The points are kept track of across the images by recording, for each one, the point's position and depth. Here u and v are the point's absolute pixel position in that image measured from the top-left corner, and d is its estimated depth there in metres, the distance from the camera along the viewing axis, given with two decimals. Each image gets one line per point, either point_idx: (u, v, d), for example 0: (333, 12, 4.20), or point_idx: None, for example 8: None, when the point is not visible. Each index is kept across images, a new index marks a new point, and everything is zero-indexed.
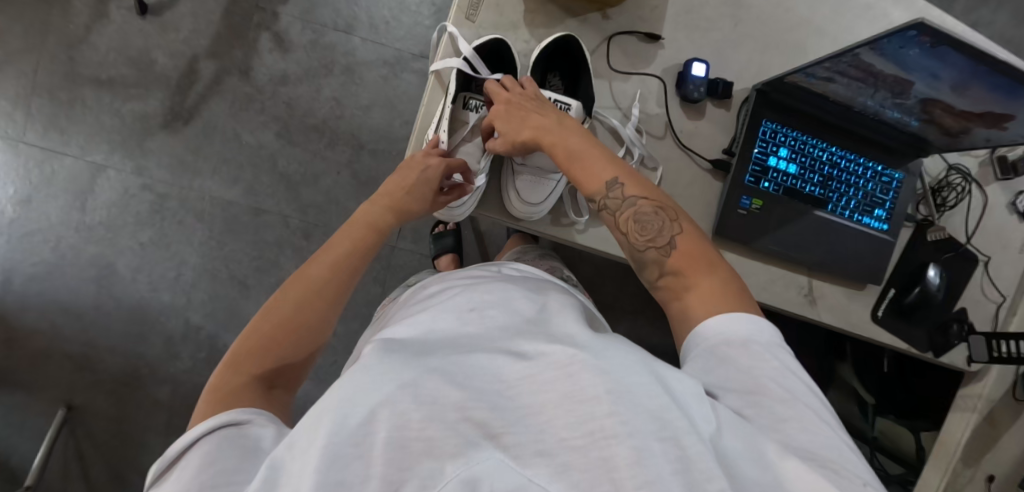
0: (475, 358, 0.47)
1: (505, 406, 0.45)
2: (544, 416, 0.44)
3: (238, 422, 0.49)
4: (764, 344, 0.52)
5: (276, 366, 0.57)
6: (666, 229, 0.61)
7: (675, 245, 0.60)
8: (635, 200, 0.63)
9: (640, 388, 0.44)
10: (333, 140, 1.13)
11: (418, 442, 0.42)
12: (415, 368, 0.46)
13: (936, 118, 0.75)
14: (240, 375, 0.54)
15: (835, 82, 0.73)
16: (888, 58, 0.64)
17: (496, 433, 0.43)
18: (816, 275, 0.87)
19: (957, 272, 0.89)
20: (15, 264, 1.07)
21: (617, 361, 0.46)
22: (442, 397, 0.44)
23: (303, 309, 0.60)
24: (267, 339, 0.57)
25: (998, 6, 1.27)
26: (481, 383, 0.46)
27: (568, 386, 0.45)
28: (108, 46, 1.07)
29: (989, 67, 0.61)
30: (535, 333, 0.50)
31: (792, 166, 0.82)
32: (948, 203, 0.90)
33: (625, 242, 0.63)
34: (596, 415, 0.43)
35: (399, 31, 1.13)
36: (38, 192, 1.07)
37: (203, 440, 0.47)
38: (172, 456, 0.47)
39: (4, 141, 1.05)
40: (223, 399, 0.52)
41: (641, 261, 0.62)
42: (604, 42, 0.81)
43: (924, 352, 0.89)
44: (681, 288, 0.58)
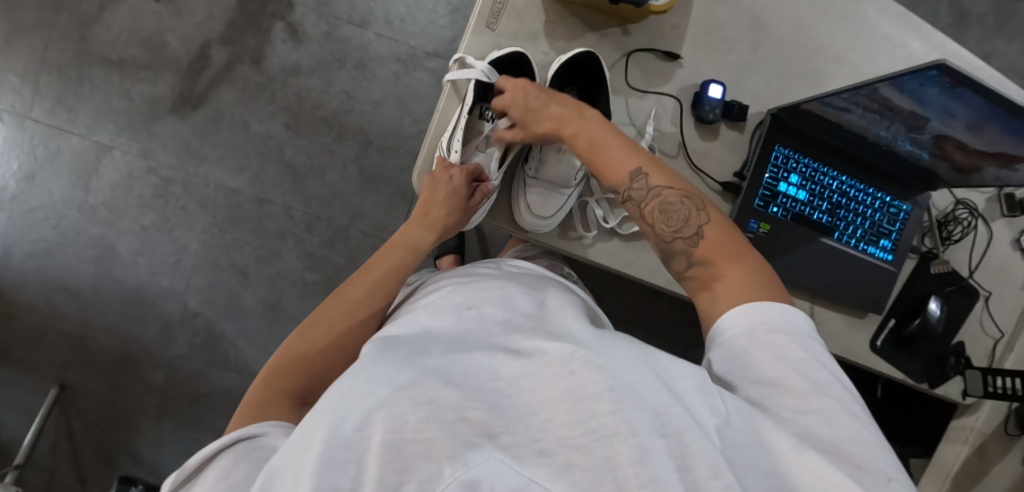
0: (472, 357, 0.47)
1: (503, 405, 0.45)
2: (544, 414, 0.44)
3: (252, 436, 0.50)
4: (791, 333, 0.51)
5: (307, 384, 0.60)
6: (693, 217, 0.61)
7: (703, 234, 0.60)
8: (660, 190, 0.63)
9: (642, 387, 0.45)
10: (342, 134, 1.13)
11: (416, 443, 0.42)
12: (412, 369, 0.45)
13: (947, 154, 0.75)
14: (272, 391, 0.58)
15: (850, 112, 0.73)
16: (905, 94, 0.65)
17: (495, 432, 0.43)
18: (818, 301, 0.87)
19: (958, 306, 0.90)
20: (15, 240, 1.07)
21: (618, 357, 0.47)
22: (441, 398, 0.44)
23: (337, 328, 0.63)
24: (305, 357, 0.61)
25: (1012, 38, 1.27)
26: (478, 382, 0.46)
27: (568, 384, 0.45)
28: (120, 26, 1.07)
29: (1006, 110, 0.62)
30: (535, 329, 0.51)
31: (802, 192, 0.83)
32: (953, 237, 0.90)
33: (653, 234, 0.63)
34: (597, 413, 0.43)
35: (414, 28, 1.12)
36: (42, 169, 1.06)
37: (221, 455, 0.48)
38: (190, 469, 0.48)
39: (11, 116, 1.04)
40: (255, 412, 0.55)
41: (668, 253, 0.62)
42: (622, 58, 0.81)
43: (920, 383, 0.90)
44: (709, 278, 0.58)
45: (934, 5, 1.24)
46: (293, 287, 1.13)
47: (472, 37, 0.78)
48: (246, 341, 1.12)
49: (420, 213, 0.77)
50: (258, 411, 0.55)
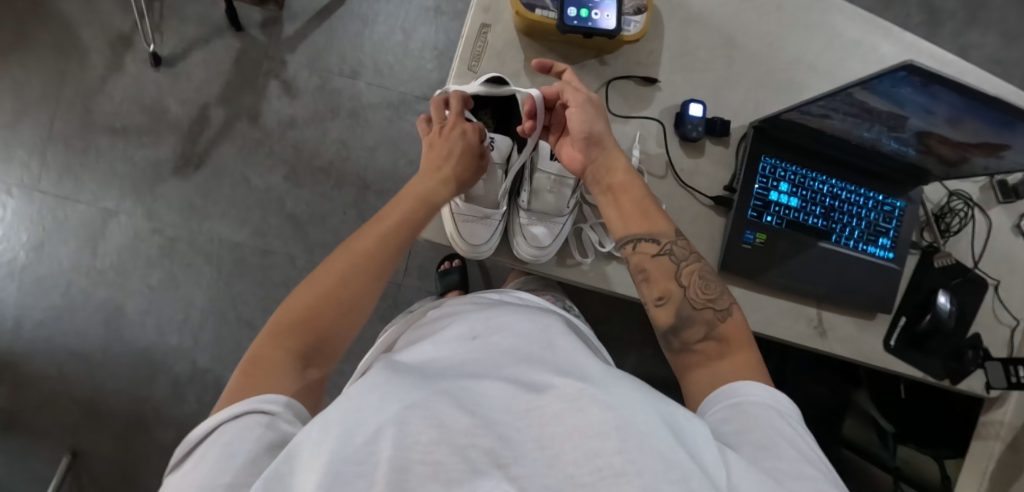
0: (483, 386, 0.47)
1: (512, 435, 0.44)
2: (552, 449, 0.43)
3: (262, 410, 0.49)
4: (784, 413, 0.53)
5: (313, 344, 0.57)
6: (725, 298, 0.64)
7: (730, 315, 0.63)
8: (698, 258, 0.67)
9: (648, 430, 0.44)
10: (340, 181, 1.15)
11: (423, 465, 0.41)
12: (425, 390, 0.46)
13: (933, 148, 0.77)
14: (277, 349, 0.55)
15: (830, 118, 0.75)
16: (881, 96, 0.67)
17: (505, 461, 0.41)
18: (825, 307, 0.87)
19: (967, 298, 0.89)
20: (27, 307, 1.09)
21: (623, 397, 0.46)
22: (450, 420, 0.43)
23: (348, 283, 0.61)
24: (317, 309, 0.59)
25: (986, 29, 1.30)
26: (489, 410, 0.45)
27: (576, 420, 0.44)
28: (122, 95, 1.10)
29: (981, 102, 0.63)
30: (543, 361, 0.50)
31: (794, 199, 0.84)
32: (951, 229, 0.89)
33: (683, 295, 0.64)
34: (604, 451, 0.42)
35: (402, 74, 1.17)
36: (51, 237, 1.09)
37: (226, 426, 0.48)
38: (192, 441, 0.48)
39: (20, 189, 1.08)
40: (261, 373, 0.53)
41: (689, 318, 0.63)
42: (602, 87, 0.84)
43: (941, 381, 0.88)
44: (718, 354, 0.60)
45: (904, 7, 1.28)
46: None
47: (455, 81, 0.82)
48: None
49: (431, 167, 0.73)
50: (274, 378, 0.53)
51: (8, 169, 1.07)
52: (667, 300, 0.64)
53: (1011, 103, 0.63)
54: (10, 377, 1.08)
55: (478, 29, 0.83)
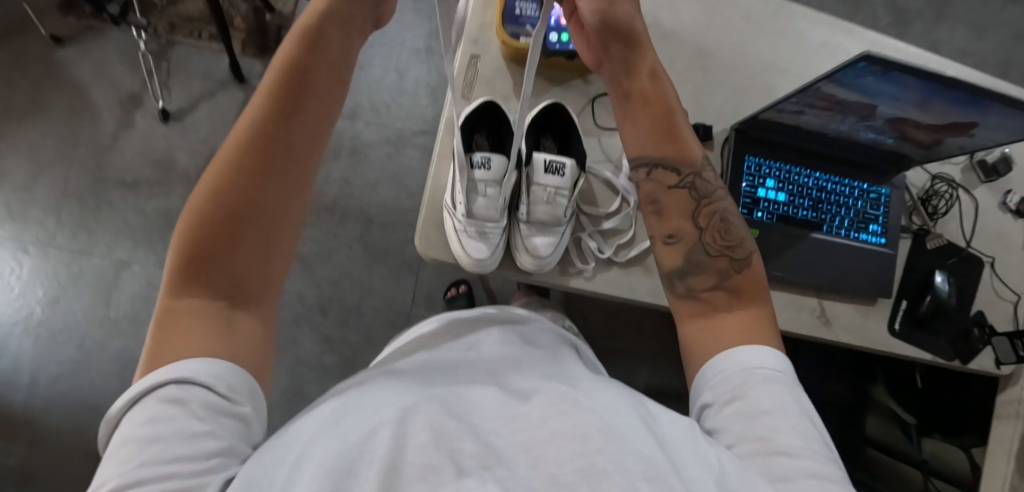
0: (473, 395, 0.47)
1: (497, 441, 0.42)
2: (536, 451, 0.41)
3: (184, 378, 0.43)
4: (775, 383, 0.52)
5: (230, 272, 0.47)
6: (745, 245, 0.61)
7: (746, 265, 0.60)
8: (722, 198, 0.63)
9: (629, 432, 0.43)
10: (345, 217, 1.19)
11: (415, 466, 0.39)
12: (417, 396, 0.45)
13: (907, 133, 0.80)
14: (187, 296, 0.45)
15: (804, 114, 0.79)
16: (848, 87, 0.70)
17: (490, 463, 0.40)
18: (826, 296, 0.88)
19: (965, 277, 0.90)
20: (43, 363, 1.10)
21: (608, 402, 0.46)
22: (438, 422, 0.42)
23: (239, 180, 0.47)
24: (214, 227, 0.46)
25: (953, 25, 1.39)
26: (477, 417, 0.44)
27: (561, 423, 0.43)
28: (133, 151, 1.15)
29: (943, 84, 0.67)
30: (532, 376, 0.51)
31: (781, 194, 0.87)
32: (939, 211, 0.92)
33: (697, 237, 0.62)
34: (586, 450, 0.41)
35: (399, 111, 1.22)
36: (66, 291, 1.11)
37: (146, 398, 0.42)
38: (115, 414, 0.43)
39: (36, 247, 1.11)
40: (173, 330, 0.44)
41: (699, 263, 0.61)
42: (588, 104, 0.90)
43: (951, 361, 0.89)
44: (726, 305, 0.58)
45: (872, 11, 1.37)
46: (313, 373, 1.15)
47: (450, 108, 0.85)
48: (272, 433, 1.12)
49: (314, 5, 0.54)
50: (202, 334, 0.45)
51: (25, 229, 1.11)
52: (680, 236, 0.62)
53: (970, 82, 0.66)
54: (26, 434, 1.08)
55: (468, 60, 0.88)
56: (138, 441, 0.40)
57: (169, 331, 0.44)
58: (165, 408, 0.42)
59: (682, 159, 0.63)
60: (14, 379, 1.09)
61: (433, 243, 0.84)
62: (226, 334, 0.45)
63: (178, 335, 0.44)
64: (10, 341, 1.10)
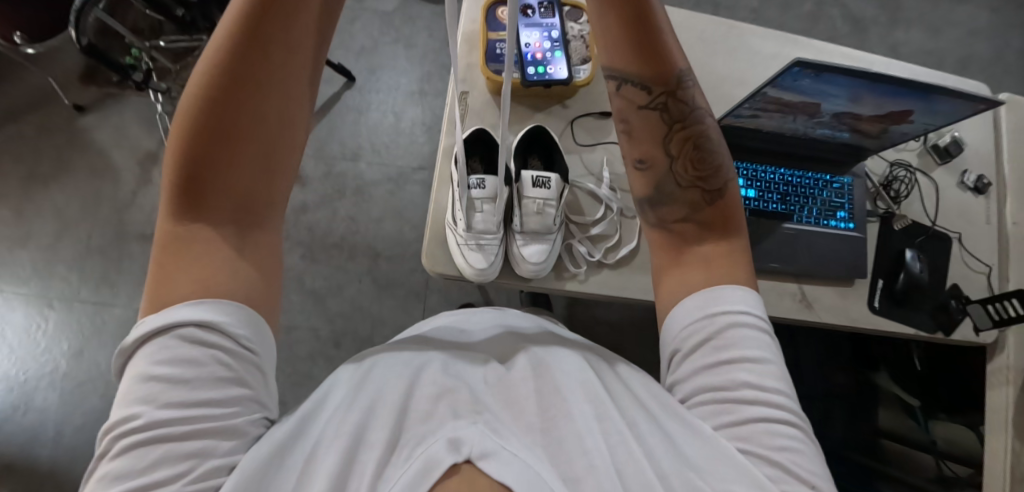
0: (464, 362, 0.58)
1: (483, 395, 0.54)
2: (517, 404, 0.53)
3: (201, 321, 0.47)
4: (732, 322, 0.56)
5: (232, 202, 0.51)
6: (718, 172, 0.64)
7: (719, 196, 0.63)
8: (698, 122, 0.63)
9: (591, 384, 0.55)
10: (353, 253, 1.26)
11: (419, 411, 0.51)
12: (419, 361, 0.57)
13: (856, 126, 0.88)
14: (186, 225, 0.50)
15: (760, 117, 0.88)
16: (790, 90, 0.79)
17: (480, 410, 0.51)
18: (805, 282, 0.95)
19: (934, 253, 0.97)
20: (68, 414, 1.13)
21: (569, 362, 0.57)
22: (437, 381, 0.53)
23: (216, 113, 0.50)
24: (202, 160, 0.50)
25: (908, 28, 1.51)
26: (468, 377, 0.56)
27: (536, 384, 0.55)
28: (152, 205, 1.21)
29: (871, 80, 0.75)
30: (512, 345, 0.62)
31: (751, 191, 0.95)
32: (901, 195, 0.99)
33: (667, 166, 0.64)
34: (556, 403, 0.53)
35: (398, 150, 1.31)
36: (90, 342, 1.16)
37: (162, 338, 0.46)
38: (129, 346, 0.47)
39: (61, 302, 1.16)
40: (174, 256, 0.49)
41: (671, 194, 0.64)
42: (567, 126, 0.99)
43: (934, 333, 0.95)
44: (695, 238, 0.63)
45: (830, 22, 1.49)
46: None
47: (446, 138, 0.94)
48: None
49: None
50: (198, 276, 0.49)
51: (50, 285, 1.17)
52: (650, 163, 0.65)
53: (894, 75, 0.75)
54: (53, 485, 1.10)
55: (459, 96, 0.97)
56: (163, 378, 0.45)
57: (167, 273, 0.49)
58: (190, 347, 0.46)
59: (655, 77, 0.62)
60: (42, 431, 1.12)
61: (439, 260, 0.91)
62: (223, 272, 0.49)
63: (176, 273, 0.48)
64: (36, 395, 1.13)
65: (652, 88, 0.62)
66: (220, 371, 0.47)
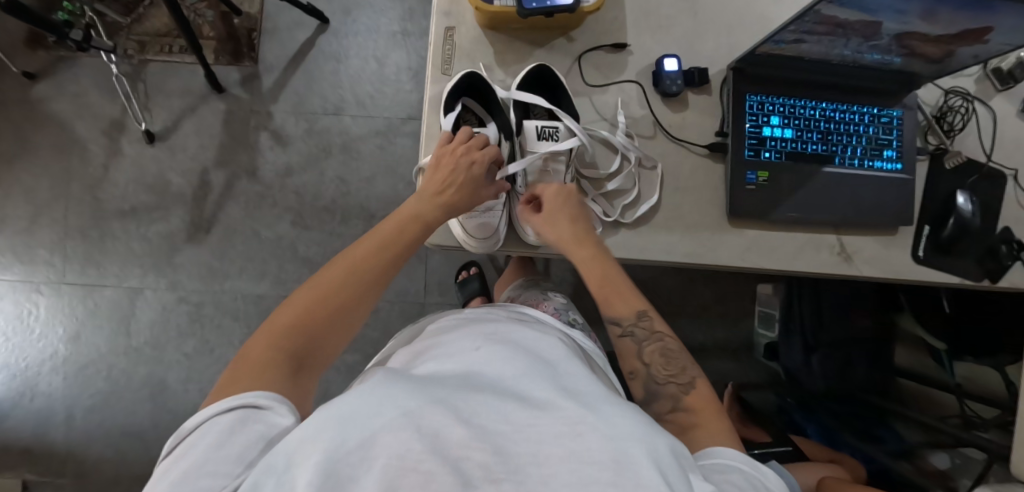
0: (486, 399, 0.51)
1: (505, 450, 0.47)
2: (545, 467, 0.46)
3: (257, 406, 0.51)
4: (742, 461, 0.54)
5: (307, 348, 0.58)
6: (690, 368, 0.65)
7: (695, 386, 0.64)
8: (662, 337, 0.67)
9: (639, 459, 0.47)
10: (345, 216, 1.17)
11: (416, 474, 0.44)
12: (423, 396, 0.49)
13: (915, 49, 0.77)
14: (275, 349, 0.56)
15: (804, 42, 0.76)
16: (848, 7, 0.67)
17: (496, 476, 0.45)
18: (844, 232, 0.85)
19: (987, 194, 0.87)
20: (74, 399, 1.12)
21: (621, 424, 0.49)
22: (445, 431, 0.47)
23: (347, 289, 0.62)
24: (310, 311, 0.60)
25: None
26: (487, 424, 0.48)
27: (573, 445, 0.47)
28: (126, 179, 1.14)
29: None
30: (546, 382, 0.54)
31: (787, 130, 0.83)
32: (956, 127, 0.87)
33: (645, 373, 0.66)
34: (597, 479, 0.45)
35: (384, 100, 1.19)
36: (85, 326, 1.12)
37: (222, 416, 0.50)
38: (185, 430, 0.50)
39: (48, 286, 1.12)
40: (257, 369, 0.54)
41: (655, 392, 0.65)
42: (574, 63, 0.83)
43: (981, 281, 0.86)
44: (688, 423, 0.61)
45: None
46: (337, 374, 1.17)
47: (432, 88, 0.80)
48: None
49: (433, 186, 0.72)
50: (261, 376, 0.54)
51: (34, 270, 1.12)
52: (637, 376, 0.67)
53: None
54: (71, 468, 1.11)
55: (444, 33, 0.81)
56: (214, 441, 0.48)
57: (233, 380, 0.54)
58: (247, 426, 0.49)
59: (619, 314, 0.69)
60: (51, 417, 1.11)
61: (434, 230, 0.78)
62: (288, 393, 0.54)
63: (241, 380, 0.54)
64: (40, 382, 1.11)
65: (614, 326, 0.69)
66: (254, 453, 0.48)
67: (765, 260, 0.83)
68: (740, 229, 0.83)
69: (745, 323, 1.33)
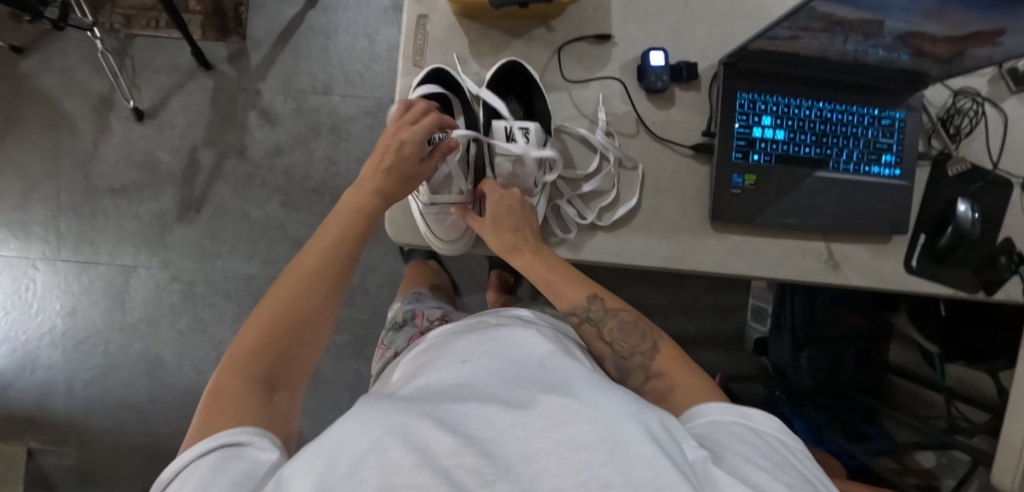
0: (467, 408, 0.47)
1: (495, 453, 0.44)
2: (537, 464, 0.44)
3: (238, 442, 0.47)
4: (735, 416, 0.53)
5: (274, 367, 0.54)
6: (648, 336, 0.63)
7: (659, 349, 0.62)
8: (617, 311, 0.65)
9: (629, 439, 0.45)
10: (334, 198, 1.16)
11: (408, 487, 0.41)
12: (406, 412, 0.46)
13: (922, 49, 0.68)
14: (240, 380, 0.51)
15: (800, 38, 0.68)
16: (848, 5, 0.59)
17: (490, 479, 0.42)
18: (834, 239, 0.79)
19: (990, 202, 0.82)
20: (73, 371, 1.15)
21: (606, 405, 0.47)
22: (433, 443, 0.43)
23: (300, 298, 0.57)
24: (268, 331, 0.55)
25: None
26: (473, 432, 0.45)
27: (562, 435, 0.45)
28: (117, 156, 1.14)
29: None
30: (526, 382, 0.51)
31: (780, 131, 0.76)
32: (962, 131, 0.82)
33: (611, 351, 0.63)
34: (590, 464, 0.43)
35: (374, 79, 1.16)
36: (81, 301, 1.14)
37: (202, 457, 0.46)
38: (167, 478, 0.46)
39: (44, 262, 1.14)
40: (223, 403, 0.50)
41: (625, 368, 0.62)
42: (554, 55, 0.76)
43: (976, 293, 0.81)
44: (664, 389, 0.59)
45: None
46: (327, 354, 1.18)
47: (402, 81, 0.75)
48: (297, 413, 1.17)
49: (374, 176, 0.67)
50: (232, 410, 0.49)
51: (29, 245, 1.13)
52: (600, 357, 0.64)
53: None
54: (74, 437, 1.15)
55: (416, 22, 0.74)
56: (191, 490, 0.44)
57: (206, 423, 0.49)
58: (227, 466, 0.45)
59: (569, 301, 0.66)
60: (52, 388, 1.15)
61: (405, 229, 0.73)
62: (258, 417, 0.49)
63: (217, 418, 0.49)
64: (40, 354, 1.15)
65: (568, 316, 0.66)
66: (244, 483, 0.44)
67: (748, 266, 0.77)
68: (722, 234, 0.77)
69: (736, 315, 1.33)
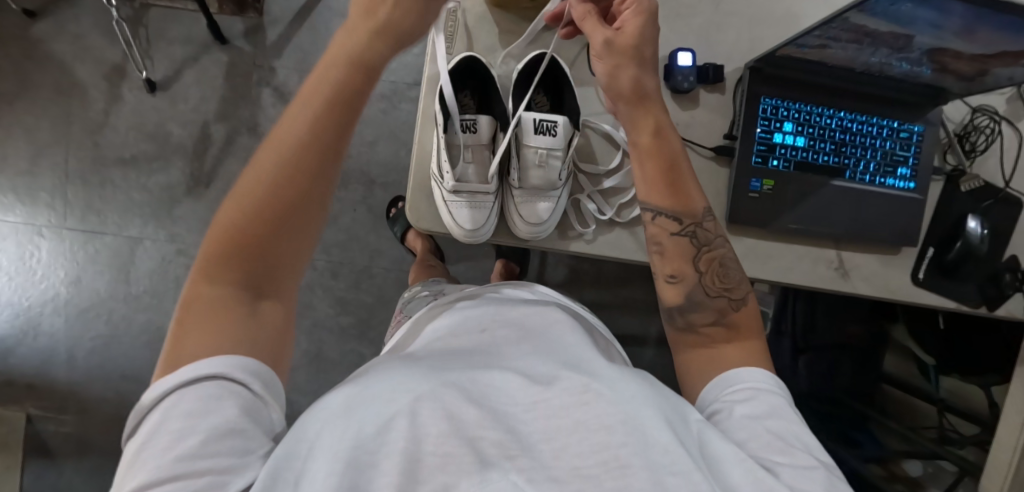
0: (490, 377, 0.44)
1: (520, 430, 0.41)
2: (557, 441, 0.41)
3: (231, 379, 0.42)
4: (772, 392, 0.51)
5: (259, 271, 0.47)
6: (742, 282, 0.61)
7: (746, 303, 0.59)
8: (722, 243, 0.62)
9: (649, 421, 0.42)
10: (345, 180, 1.16)
11: (435, 457, 0.39)
12: (432, 380, 0.43)
13: (948, 65, 0.69)
14: (220, 287, 0.46)
15: (830, 48, 0.68)
16: (880, 17, 0.59)
17: (513, 453, 0.39)
18: (844, 247, 0.80)
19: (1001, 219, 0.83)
20: (75, 340, 1.15)
21: (629, 388, 0.44)
22: (458, 414, 0.41)
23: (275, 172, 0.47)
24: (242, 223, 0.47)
25: None
26: (496, 403, 0.42)
27: (583, 414, 0.42)
28: (127, 126, 1.13)
29: (992, 9, 0.56)
30: (547, 355, 0.48)
31: (800, 139, 0.76)
32: (978, 148, 0.83)
33: (697, 280, 0.60)
34: (610, 443, 0.40)
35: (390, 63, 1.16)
36: (86, 270, 1.14)
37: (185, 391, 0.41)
38: (145, 407, 0.42)
39: (50, 230, 1.13)
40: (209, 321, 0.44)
41: (705, 301, 0.59)
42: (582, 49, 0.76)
43: (978, 308, 0.81)
44: (721, 337, 0.57)
45: None
46: (330, 335, 1.19)
47: (428, 67, 0.73)
48: (298, 392, 1.18)
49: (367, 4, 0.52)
50: (210, 326, 0.44)
51: (35, 212, 1.12)
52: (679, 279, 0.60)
53: None
54: (73, 404, 1.15)
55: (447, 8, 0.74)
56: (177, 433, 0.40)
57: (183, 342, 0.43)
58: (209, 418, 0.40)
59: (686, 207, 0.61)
60: (54, 355, 1.15)
61: (425, 215, 0.73)
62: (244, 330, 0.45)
63: (193, 343, 0.43)
64: (42, 322, 1.14)
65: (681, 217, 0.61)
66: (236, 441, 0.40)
67: (760, 270, 0.78)
68: (739, 238, 0.77)
69: None
